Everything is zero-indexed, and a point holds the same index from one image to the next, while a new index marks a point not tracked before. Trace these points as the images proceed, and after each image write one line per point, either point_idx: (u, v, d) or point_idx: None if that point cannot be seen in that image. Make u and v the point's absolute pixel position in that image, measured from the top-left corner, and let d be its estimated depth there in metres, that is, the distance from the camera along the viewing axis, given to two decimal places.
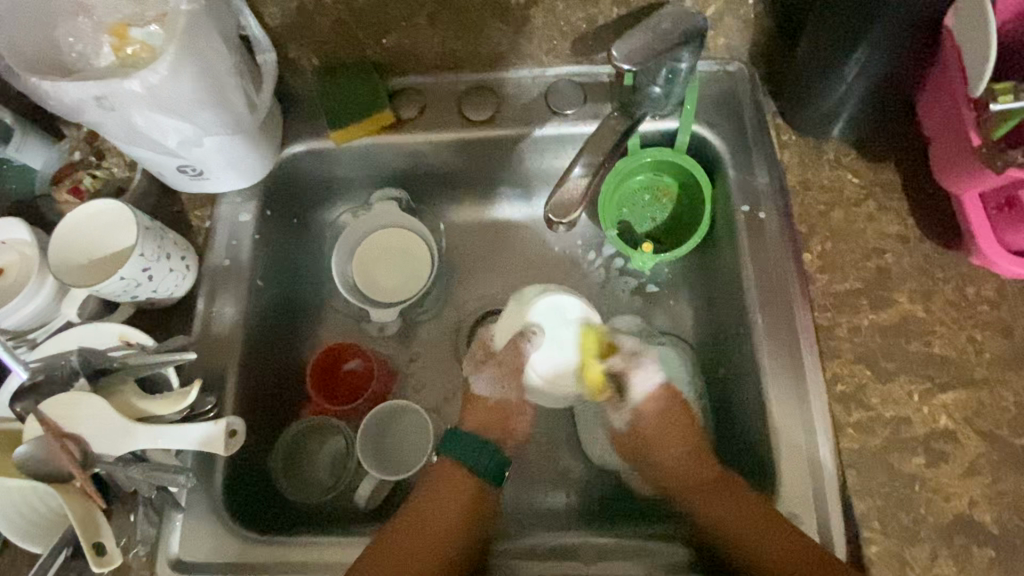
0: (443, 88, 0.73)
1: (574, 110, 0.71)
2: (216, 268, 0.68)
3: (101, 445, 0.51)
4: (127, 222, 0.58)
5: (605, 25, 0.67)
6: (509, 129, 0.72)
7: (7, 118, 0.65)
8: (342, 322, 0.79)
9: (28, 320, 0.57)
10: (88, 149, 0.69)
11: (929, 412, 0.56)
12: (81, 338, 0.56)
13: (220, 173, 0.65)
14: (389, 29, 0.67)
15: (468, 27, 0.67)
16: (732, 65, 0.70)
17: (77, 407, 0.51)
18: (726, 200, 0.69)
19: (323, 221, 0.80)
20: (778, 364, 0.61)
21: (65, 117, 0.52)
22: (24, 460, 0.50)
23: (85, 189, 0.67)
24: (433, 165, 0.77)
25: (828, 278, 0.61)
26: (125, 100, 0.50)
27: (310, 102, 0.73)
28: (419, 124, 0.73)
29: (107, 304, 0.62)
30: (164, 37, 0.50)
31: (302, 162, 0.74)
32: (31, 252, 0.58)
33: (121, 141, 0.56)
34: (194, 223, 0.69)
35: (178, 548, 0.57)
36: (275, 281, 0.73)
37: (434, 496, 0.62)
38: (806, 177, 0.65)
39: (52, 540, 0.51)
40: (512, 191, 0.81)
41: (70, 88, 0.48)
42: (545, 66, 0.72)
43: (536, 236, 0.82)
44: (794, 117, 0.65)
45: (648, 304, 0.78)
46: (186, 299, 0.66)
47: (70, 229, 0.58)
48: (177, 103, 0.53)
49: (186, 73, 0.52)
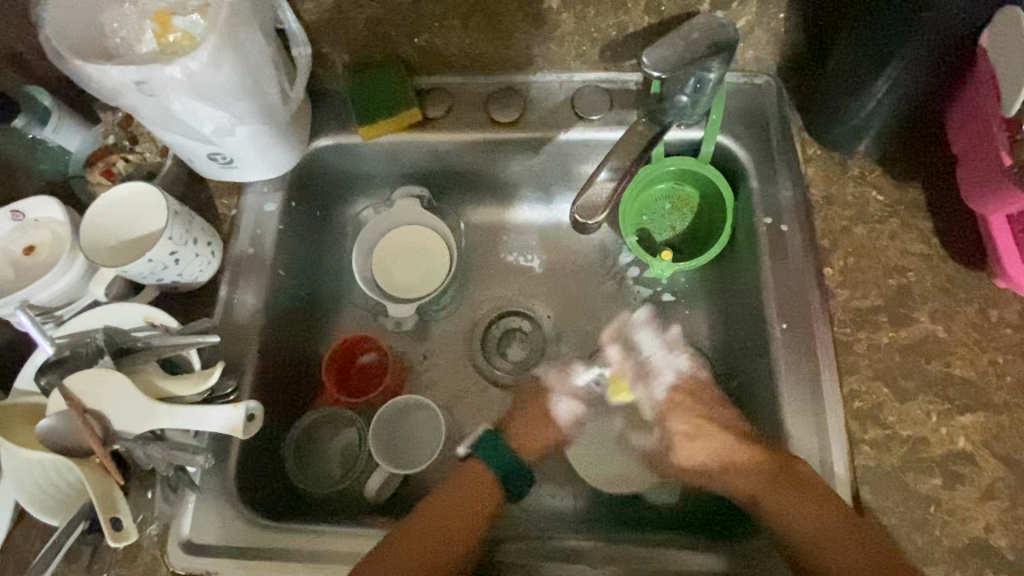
0: (472, 88, 0.74)
1: (600, 116, 0.72)
2: (240, 256, 0.69)
3: (123, 423, 0.51)
4: (158, 206, 0.59)
5: (635, 32, 0.67)
6: (535, 132, 0.72)
7: (46, 101, 0.68)
8: (359, 316, 0.80)
9: (56, 297, 0.58)
10: (122, 133, 0.70)
11: (947, 433, 0.56)
12: (106, 318, 0.57)
13: (249, 163, 0.66)
14: (422, 29, 0.68)
15: (499, 30, 0.68)
16: (759, 78, 0.71)
17: (99, 384, 0.52)
18: (748, 212, 0.69)
19: (345, 216, 0.81)
20: (795, 378, 0.61)
21: (106, 99, 0.54)
22: (48, 432, 0.52)
23: (116, 174, 0.68)
24: (456, 165, 0.77)
25: (848, 293, 0.61)
26: (165, 86, 0.52)
27: (340, 97, 0.74)
28: (446, 123, 0.73)
29: (133, 286, 0.63)
30: (206, 26, 0.52)
31: (328, 156, 0.75)
32: (63, 231, 0.59)
33: (157, 126, 0.57)
34: (220, 211, 0.71)
35: (189, 530, 0.58)
36: (296, 272, 0.74)
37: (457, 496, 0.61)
38: (830, 192, 0.65)
39: (68, 513, 0.52)
40: (533, 194, 0.82)
41: (114, 71, 0.50)
42: (573, 71, 0.73)
43: (555, 240, 0.83)
44: (821, 132, 0.65)
45: (664, 313, 0.78)
46: (209, 285, 0.67)
47: (102, 211, 0.59)
48: (215, 90, 0.54)
49: (226, 62, 0.53)
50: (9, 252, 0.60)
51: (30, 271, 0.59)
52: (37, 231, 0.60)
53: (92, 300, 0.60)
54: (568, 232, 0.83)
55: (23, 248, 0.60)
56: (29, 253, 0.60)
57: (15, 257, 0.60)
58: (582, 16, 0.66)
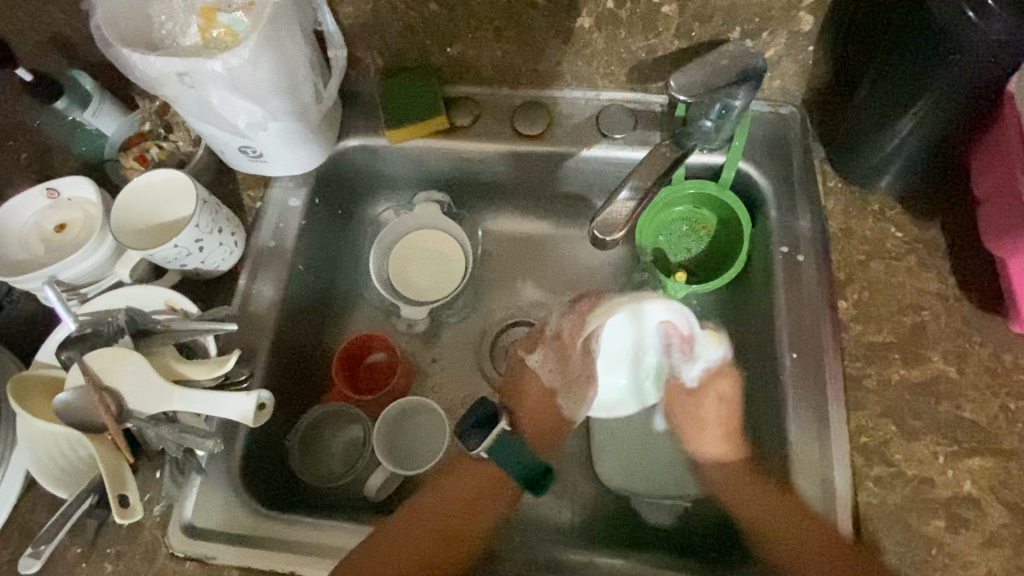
0: (499, 100, 0.75)
1: (624, 135, 0.73)
2: (262, 248, 0.70)
3: (137, 402, 0.52)
4: (187, 193, 0.61)
5: (663, 56, 0.68)
6: (558, 146, 0.74)
7: (88, 86, 0.70)
8: (372, 315, 0.81)
9: (82, 275, 0.59)
10: (158, 121, 0.72)
11: (954, 476, 0.55)
12: (129, 299, 0.59)
13: (278, 157, 0.67)
14: (454, 39, 0.70)
15: (530, 45, 0.69)
16: (785, 108, 0.71)
17: (117, 362, 0.53)
18: (765, 239, 0.69)
19: (366, 216, 0.83)
20: (802, 409, 0.60)
21: (147, 88, 0.56)
22: (63, 407, 0.52)
23: (150, 160, 0.70)
24: (479, 174, 0.79)
25: (861, 327, 0.61)
26: (205, 79, 0.53)
27: (370, 100, 0.76)
28: (471, 132, 0.75)
29: (156, 270, 0.65)
30: (249, 24, 0.53)
31: (354, 156, 0.76)
32: (94, 212, 0.61)
33: (193, 116, 0.59)
34: (246, 202, 0.72)
35: (191, 513, 0.59)
36: (315, 268, 0.75)
37: (454, 486, 0.63)
38: (849, 225, 0.65)
39: (77, 487, 0.53)
40: (553, 207, 0.83)
41: (158, 62, 0.52)
42: (600, 90, 0.74)
43: (570, 254, 0.84)
44: (843, 165, 0.66)
45: None
46: (229, 274, 0.69)
47: (133, 194, 0.61)
48: (252, 86, 0.56)
49: (265, 59, 0.55)
50: (41, 228, 0.62)
51: (59, 249, 0.61)
52: (70, 211, 0.62)
53: (117, 281, 0.61)
54: (583, 248, 0.84)
55: (55, 226, 0.62)
56: (60, 231, 0.61)
57: (46, 234, 0.62)
58: (613, 37, 0.67)
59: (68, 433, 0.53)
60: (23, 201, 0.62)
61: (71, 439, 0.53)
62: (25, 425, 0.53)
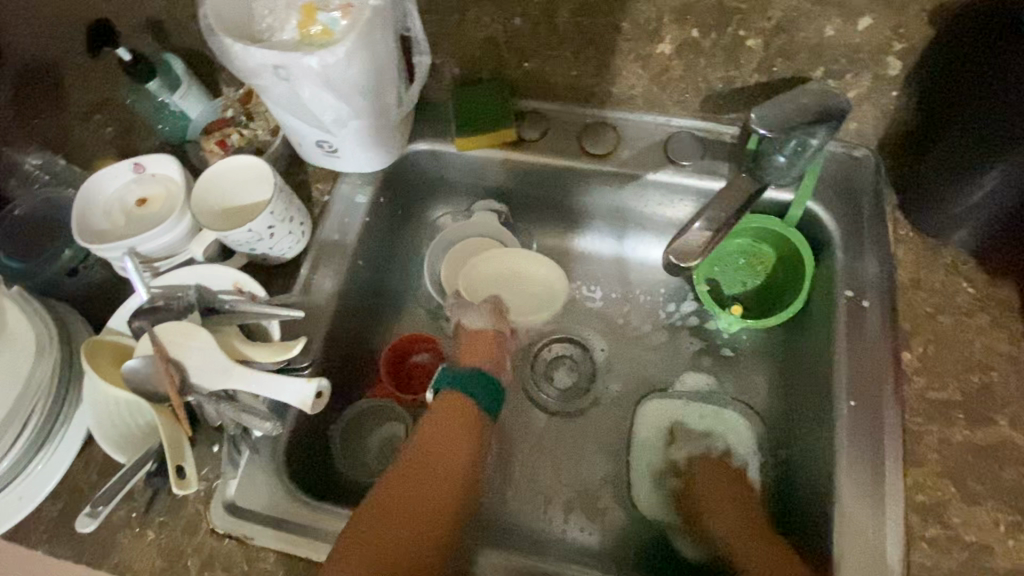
0: (569, 116, 0.75)
1: (691, 163, 0.73)
2: (325, 240, 0.72)
3: (201, 378, 0.54)
4: (264, 182, 0.63)
5: (741, 88, 0.68)
6: (623, 168, 0.73)
7: (179, 70, 0.73)
8: (421, 316, 0.82)
9: (158, 250, 0.61)
10: (240, 109, 0.74)
11: (1015, 547, 0.53)
12: (202, 276, 0.60)
13: (351, 154, 0.69)
14: (533, 54, 0.71)
15: (608, 66, 0.70)
16: (859, 150, 0.70)
17: (184, 337, 0.55)
18: (829, 281, 0.68)
19: (423, 219, 0.84)
20: (857, 460, 0.58)
21: (242, 77, 0.58)
22: (131, 374, 0.54)
23: (229, 145, 0.72)
24: (540, 188, 0.79)
25: (924, 381, 0.59)
26: (299, 73, 0.55)
27: (441, 106, 0.77)
28: (539, 146, 0.75)
29: (225, 251, 0.67)
30: (346, 25, 0.55)
31: (421, 160, 0.77)
32: (177, 190, 0.64)
33: (280, 108, 0.61)
34: (314, 195, 0.74)
35: (234, 492, 0.60)
36: (373, 265, 0.77)
37: (434, 430, 0.64)
38: (918, 276, 0.63)
39: (135, 453, 0.55)
40: (609, 227, 0.83)
41: (258, 53, 0.54)
42: (671, 115, 0.73)
43: (622, 276, 0.84)
44: (918, 215, 0.64)
45: (720, 366, 0.79)
46: (292, 263, 0.71)
47: (216, 177, 0.63)
48: (341, 84, 0.58)
49: (357, 60, 0.56)
50: (125, 200, 0.65)
51: (139, 222, 0.63)
52: (155, 186, 0.65)
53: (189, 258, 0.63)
54: (635, 271, 0.84)
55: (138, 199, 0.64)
56: (143, 204, 0.64)
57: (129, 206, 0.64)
58: (691, 66, 0.67)
59: (132, 400, 0.55)
60: (110, 172, 0.64)
61: (133, 406, 0.55)
62: (94, 388, 0.55)
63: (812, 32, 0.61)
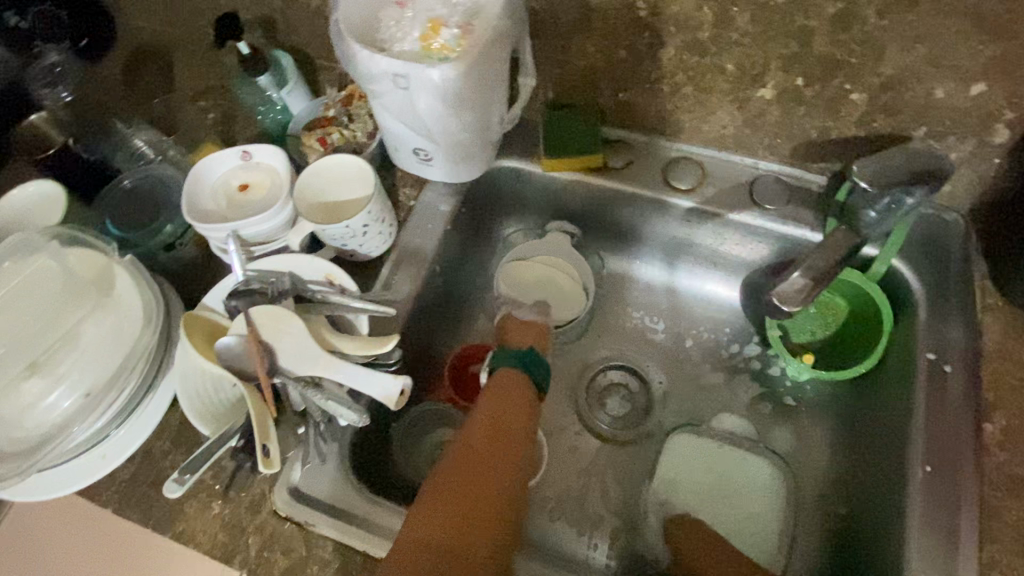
0: (655, 149, 0.77)
1: (776, 208, 0.73)
2: (408, 243, 0.74)
3: (291, 362, 0.56)
4: (366, 183, 0.66)
5: (837, 139, 0.68)
6: (706, 206, 0.74)
7: (289, 67, 0.76)
8: (487, 328, 0.84)
9: (258, 235, 0.64)
10: (340, 109, 0.77)
11: None
12: (295, 266, 0.63)
13: (444, 164, 0.71)
14: (629, 85, 0.72)
15: (703, 104, 0.71)
16: (950, 215, 0.68)
17: (278, 322, 0.57)
18: (908, 342, 0.67)
19: (496, 233, 0.86)
20: (931, 530, 0.57)
21: (360, 83, 0.61)
22: (224, 350, 0.56)
23: (329, 143, 0.75)
24: (617, 216, 0.81)
25: (1006, 456, 0.58)
26: (418, 84, 0.58)
27: (530, 126, 0.79)
28: (623, 175, 0.76)
29: (315, 243, 0.69)
30: (468, 42, 0.58)
31: (505, 176, 0.79)
32: (281, 181, 0.67)
33: (389, 114, 0.64)
34: (401, 199, 0.77)
35: (299, 478, 0.61)
36: (449, 273, 0.79)
37: (490, 405, 0.64)
38: (1005, 346, 0.63)
39: (218, 428, 0.56)
40: (680, 260, 0.83)
41: (384, 61, 0.56)
42: (760, 159, 0.74)
43: (688, 310, 0.85)
44: (1010, 286, 0.63)
45: (779, 414, 0.79)
46: (375, 262, 0.73)
47: (319, 172, 0.67)
48: (454, 97, 0.60)
49: (474, 76, 0.59)
50: (228, 184, 0.68)
51: (239, 207, 0.66)
52: (258, 175, 0.68)
53: (284, 246, 0.66)
54: (701, 307, 0.85)
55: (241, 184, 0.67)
56: (245, 190, 0.67)
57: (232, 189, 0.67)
58: (789, 113, 0.67)
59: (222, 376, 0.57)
60: (220, 156, 0.67)
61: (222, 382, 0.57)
62: (187, 360, 0.57)
63: (920, 92, 0.61)
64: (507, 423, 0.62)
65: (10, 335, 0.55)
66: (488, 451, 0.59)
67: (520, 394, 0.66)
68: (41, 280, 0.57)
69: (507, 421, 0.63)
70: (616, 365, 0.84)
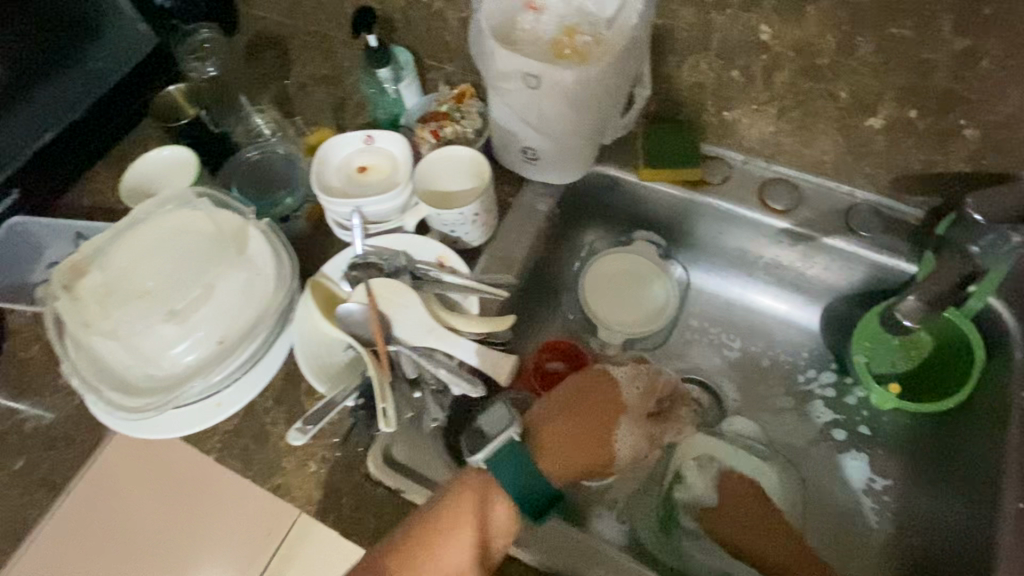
0: (752, 170, 0.79)
1: (871, 236, 0.74)
2: (505, 237, 0.77)
3: (408, 334, 0.60)
4: (479, 173, 0.70)
5: (941, 175, 0.69)
6: (800, 228, 0.76)
7: (408, 63, 0.81)
8: (564, 328, 0.86)
9: (377, 214, 0.68)
10: (451, 106, 0.81)
11: None
12: (410, 245, 0.66)
13: (550, 164, 0.75)
14: (735, 105, 0.74)
15: (808, 130, 0.73)
16: None
17: (396, 295, 0.61)
18: (1002, 381, 0.67)
19: (579, 240, 0.88)
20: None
21: (491, 77, 0.64)
22: (345, 316, 0.60)
23: (441, 136, 0.79)
24: (706, 231, 0.83)
25: None
26: (549, 85, 0.61)
27: (629, 138, 0.82)
28: (718, 191, 0.79)
29: (423, 228, 0.73)
30: (601, 50, 0.61)
31: (601, 183, 0.82)
32: (399, 166, 0.71)
33: (512, 111, 0.67)
34: (501, 195, 0.80)
35: (390, 445, 0.64)
36: (538, 270, 0.81)
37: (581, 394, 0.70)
38: None
39: (334, 388, 0.59)
40: (762, 279, 0.85)
41: (520, 61, 0.60)
42: (856, 188, 0.76)
43: (766, 331, 0.86)
44: None
45: (853, 442, 0.79)
46: (474, 252, 0.76)
47: (437, 161, 0.71)
48: (579, 100, 0.63)
49: (603, 82, 0.62)
50: (348, 165, 0.72)
51: (359, 187, 0.70)
52: (376, 158, 0.72)
53: (397, 226, 0.69)
54: (778, 329, 0.86)
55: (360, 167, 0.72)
56: (364, 172, 0.71)
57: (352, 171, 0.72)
58: (896, 144, 0.69)
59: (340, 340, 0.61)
60: (346, 139, 0.72)
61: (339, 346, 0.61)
62: (310, 321, 0.61)
63: None
64: (455, 522, 0.56)
65: (155, 282, 0.59)
66: (437, 563, 0.55)
67: (478, 497, 0.57)
68: (184, 234, 0.61)
69: (459, 529, 0.56)
70: (689, 381, 0.84)
